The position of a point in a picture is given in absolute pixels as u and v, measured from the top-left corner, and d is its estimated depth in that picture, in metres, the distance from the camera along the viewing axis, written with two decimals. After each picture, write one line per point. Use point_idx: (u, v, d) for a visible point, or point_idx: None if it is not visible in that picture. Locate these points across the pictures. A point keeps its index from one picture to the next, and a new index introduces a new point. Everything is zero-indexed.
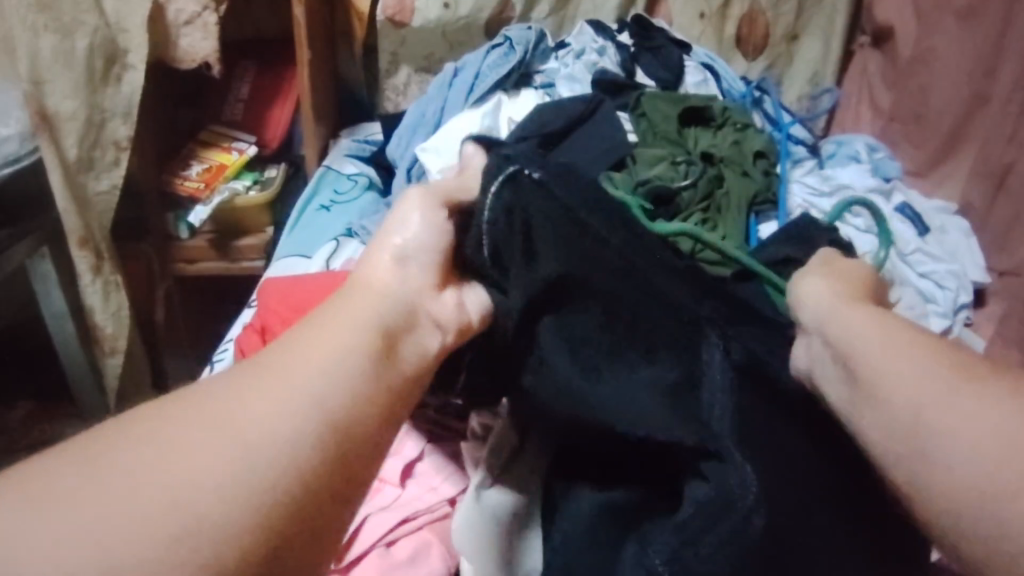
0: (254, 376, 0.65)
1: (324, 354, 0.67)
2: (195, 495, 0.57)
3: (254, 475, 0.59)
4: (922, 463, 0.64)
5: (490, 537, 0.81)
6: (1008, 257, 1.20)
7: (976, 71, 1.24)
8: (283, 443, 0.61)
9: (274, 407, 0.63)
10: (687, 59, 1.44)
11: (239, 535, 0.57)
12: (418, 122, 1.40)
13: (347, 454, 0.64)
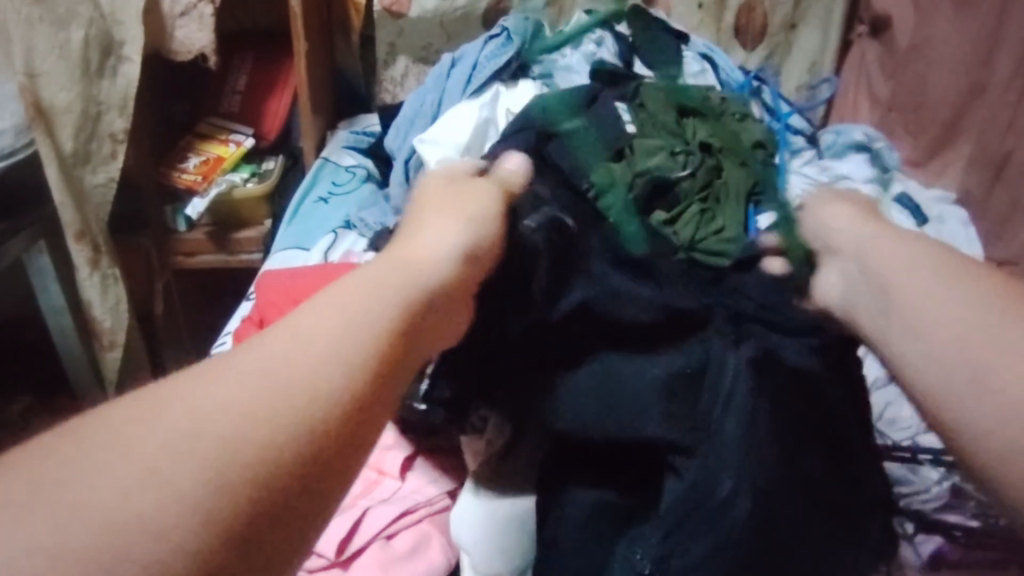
0: (248, 357, 0.52)
1: (329, 329, 0.54)
2: (223, 413, 0.48)
3: (292, 393, 0.50)
4: (952, 389, 0.59)
5: (489, 528, 0.76)
6: (1005, 246, 1.10)
7: (975, 60, 1.15)
8: (264, 430, 0.48)
9: (314, 323, 0.54)
10: (685, 49, 1.37)
11: (269, 455, 0.47)
12: (416, 112, 1.30)
13: (388, 378, 0.55)
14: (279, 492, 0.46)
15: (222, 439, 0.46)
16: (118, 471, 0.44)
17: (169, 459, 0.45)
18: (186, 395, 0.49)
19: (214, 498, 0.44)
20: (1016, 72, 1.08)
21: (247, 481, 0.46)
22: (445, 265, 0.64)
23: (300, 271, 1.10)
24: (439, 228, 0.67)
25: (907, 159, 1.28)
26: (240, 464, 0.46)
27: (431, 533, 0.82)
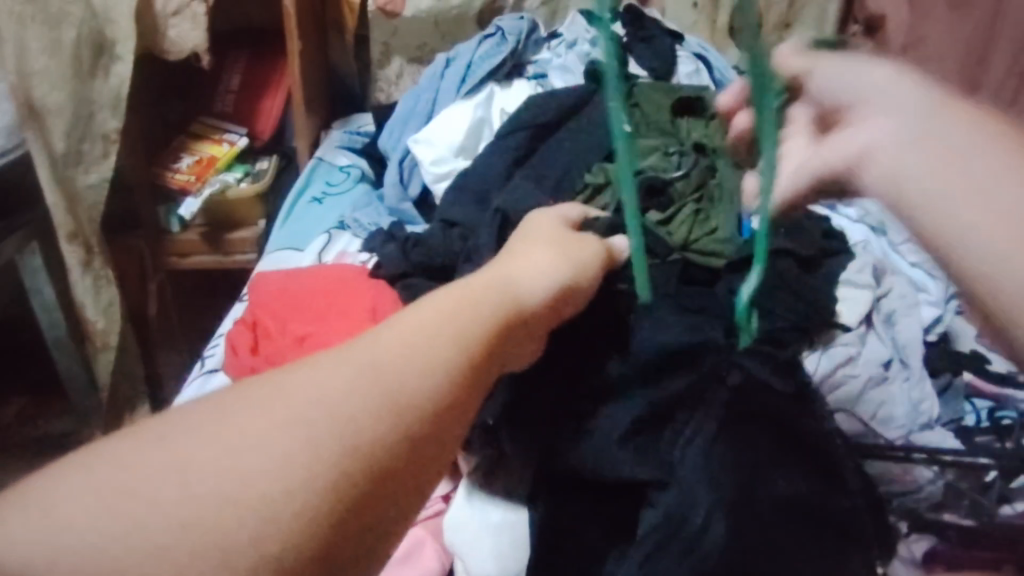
0: (332, 356, 0.51)
1: (413, 339, 0.52)
2: (321, 398, 0.47)
3: (387, 384, 0.49)
4: None
5: (477, 536, 0.76)
6: None
7: (969, 59, 1.15)
8: (344, 431, 0.46)
9: (409, 322, 0.54)
10: (679, 49, 1.37)
11: (358, 444, 0.46)
12: (410, 112, 1.29)
13: (472, 384, 0.53)
14: (364, 483, 0.45)
15: (320, 423, 0.46)
16: (216, 453, 0.44)
17: (271, 439, 0.45)
18: (291, 382, 0.48)
19: (307, 481, 0.43)
20: None
21: (337, 466, 0.44)
22: (536, 297, 0.66)
23: (295, 273, 1.09)
24: (538, 261, 0.69)
25: None
26: (334, 447, 0.45)
27: (426, 538, 0.80)
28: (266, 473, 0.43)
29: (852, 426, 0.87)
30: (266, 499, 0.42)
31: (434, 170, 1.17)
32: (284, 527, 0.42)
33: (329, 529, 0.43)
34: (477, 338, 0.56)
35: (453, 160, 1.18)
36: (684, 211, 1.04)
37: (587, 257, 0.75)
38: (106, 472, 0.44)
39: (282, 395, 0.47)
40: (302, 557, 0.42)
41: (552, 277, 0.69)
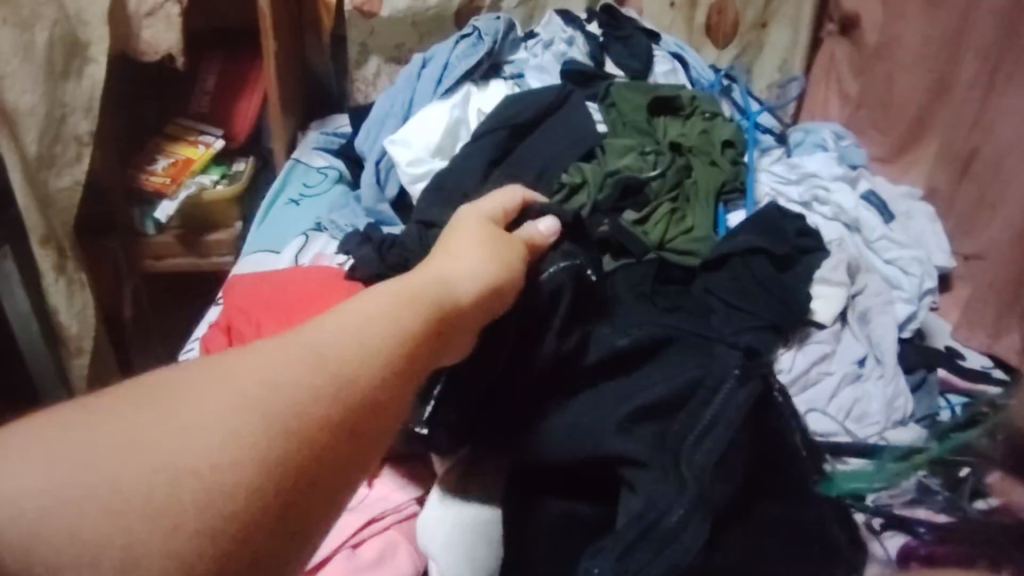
0: (274, 347, 0.54)
1: (350, 337, 0.56)
2: (270, 379, 0.52)
3: (331, 371, 0.53)
4: None
5: (456, 536, 0.73)
6: (973, 239, 1.09)
7: (942, 57, 1.16)
8: (274, 425, 0.50)
9: (358, 308, 0.58)
10: (656, 48, 1.37)
11: (301, 424, 0.51)
12: (387, 113, 1.28)
13: (412, 371, 0.58)
14: (302, 461, 0.50)
15: (267, 405, 0.50)
16: (175, 431, 0.48)
17: (224, 416, 0.49)
18: (246, 360, 0.53)
19: (252, 461, 0.48)
20: (982, 71, 1.09)
21: (281, 447, 0.49)
22: (469, 292, 0.66)
23: (270, 275, 1.09)
24: (471, 257, 0.69)
25: (875, 156, 1.29)
26: (277, 426, 0.50)
27: (398, 539, 0.80)
28: (218, 461, 0.47)
29: (825, 426, 0.88)
30: (218, 478, 0.47)
31: (414, 171, 1.16)
32: (230, 502, 0.47)
33: (265, 502, 0.48)
34: (424, 326, 0.60)
35: (430, 161, 1.17)
36: (659, 211, 1.05)
37: (513, 250, 0.73)
38: (73, 442, 0.47)
39: (238, 373, 0.52)
40: (238, 528, 0.47)
41: (500, 271, 0.70)
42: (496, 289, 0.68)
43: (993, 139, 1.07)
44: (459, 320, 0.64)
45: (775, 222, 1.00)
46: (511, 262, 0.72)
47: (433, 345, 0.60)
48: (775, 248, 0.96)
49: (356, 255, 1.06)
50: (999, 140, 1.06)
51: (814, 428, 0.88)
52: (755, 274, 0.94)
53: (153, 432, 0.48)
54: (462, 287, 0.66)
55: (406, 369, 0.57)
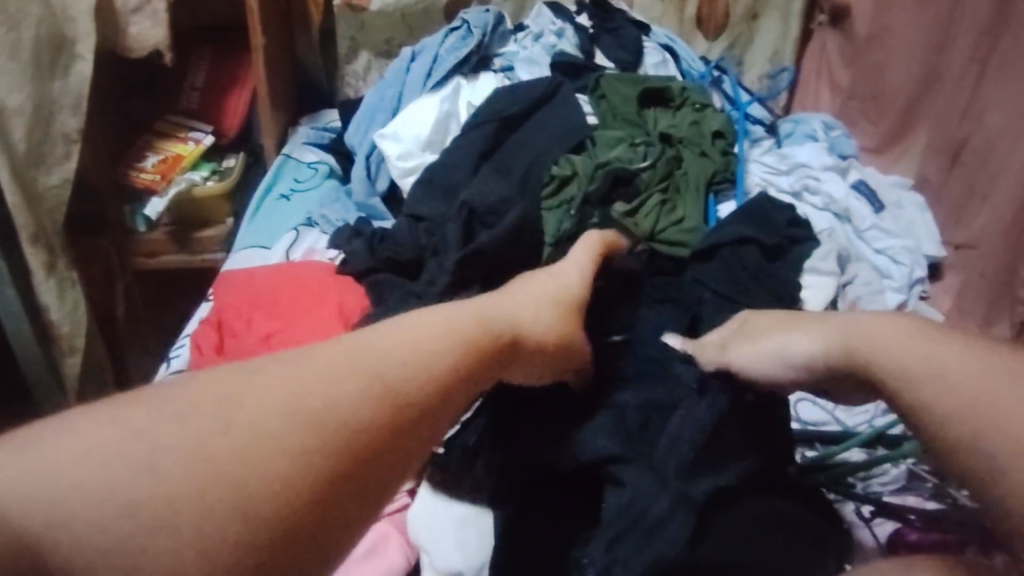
0: (326, 360, 0.54)
1: (400, 355, 0.56)
2: (322, 389, 0.52)
3: (376, 385, 0.53)
4: (912, 374, 0.60)
5: (443, 524, 0.75)
6: (964, 229, 1.09)
7: (930, 47, 1.16)
8: (318, 437, 0.49)
9: (404, 327, 0.59)
10: (646, 40, 1.37)
11: (344, 437, 0.50)
12: (376, 107, 1.28)
13: (455, 392, 0.57)
14: (339, 472, 0.49)
15: (312, 416, 0.50)
16: (216, 434, 0.48)
17: (268, 423, 0.49)
18: (301, 370, 0.53)
19: (292, 467, 0.48)
20: (972, 59, 1.08)
21: (321, 458, 0.49)
22: (524, 319, 0.67)
23: (260, 271, 1.08)
24: (529, 293, 0.70)
25: (866, 147, 1.29)
26: (319, 436, 0.49)
27: (388, 530, 0.79)
28: (252, 466, 0.47)
29: (816, 416, 0.89)
30: (258, 493, 0.46)
31: (404, 166, 1.16)
32: (260, 505, 0.46)
33: (298, 512, 0.47)
34: (469, 346, 0.60)
35: (421, 155, 1.17)
36: (650, 202, 1.04)
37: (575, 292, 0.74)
38: (110, 438, 0.47)
39: (285, 383, 0.52)
40: (264, 530, 0.46)
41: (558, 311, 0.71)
42: (557, 334, 0.69)
43: (983, 125, 1.06)
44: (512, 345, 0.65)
45: (765, 212, 1.00)
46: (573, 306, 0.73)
47: (478, 365, 0.60)
48: (764, 237, 0.96)
49: (347, 250, 1.06)
50: (989, 127, 1.05)
51: (804, 416, 0.89)
52: (744, 264, 0.94)
53: (194, 433, 0.48)
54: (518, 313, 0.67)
55: (451, 389, 0.57)
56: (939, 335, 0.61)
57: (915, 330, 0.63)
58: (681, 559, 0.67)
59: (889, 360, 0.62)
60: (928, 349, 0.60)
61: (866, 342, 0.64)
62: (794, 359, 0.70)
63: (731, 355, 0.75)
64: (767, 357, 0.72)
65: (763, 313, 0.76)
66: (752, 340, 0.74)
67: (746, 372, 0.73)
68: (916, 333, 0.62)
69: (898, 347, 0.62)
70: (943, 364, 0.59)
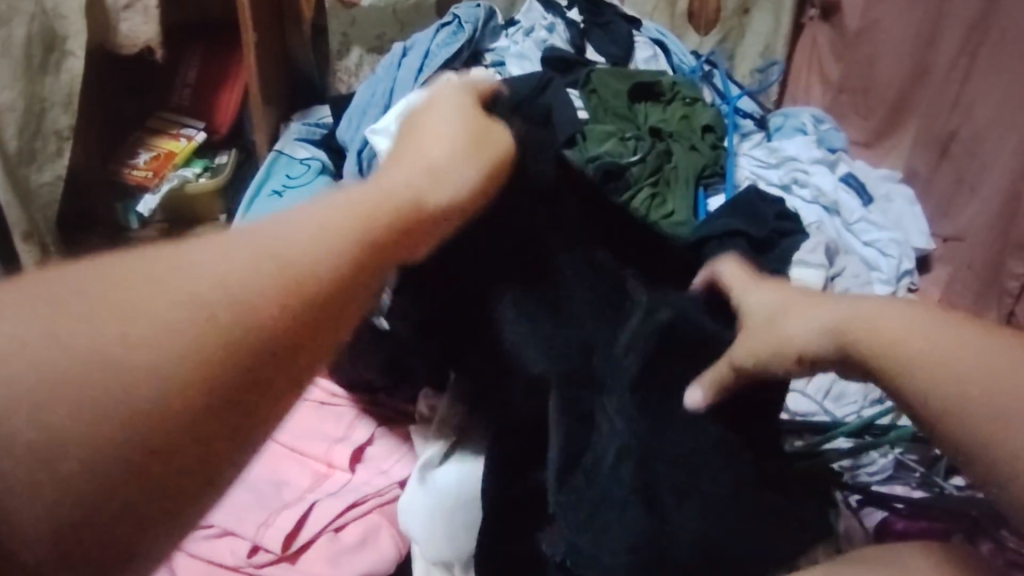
0: (211, 241, 0.46)
1: (307, 227, 0.49)
2: (208, 268, 0.43)
3: (271, 264, 0.45)
4: (918, 361, 0.55)
5: (440, 520, 0.75)
6: (952, 221, 1.10)
7: (919, 40, 1.16)
8: (213, 304, 0.42)
9: (306, 210, 0.51)
10: (637, 34, 1.37)
11: (244, 311, 0.42)
12: (368, 102, 1.28)
13: (375, 266, 0.51)
14: (254, 356, 0.42)
15: (217, 288, 0.42)
16: (82, 321, 0.39)
17: (156, 307, 0.41)
18: (174, 254, 0.44)
19: (184, 348, 0.40)
20: (960, 52, 1.08)
21: (223, 335, 0.41)
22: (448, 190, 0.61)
23: None
24: (451, 151, 0.65)
25: (856, 140, 1.29)
26: (212, 326, 0.41)
27: (377, 522, 0.80)
28: (142, 345, 0.39)
29: (804, 407, 0.89)
30: (155, 376, 0.39)
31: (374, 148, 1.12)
32: (159, 391, 0.38)
33: (231, 372, 0.41)
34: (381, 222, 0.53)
35: None
36: (639, 196, 1.05)
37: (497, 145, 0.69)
38: None
39: (139, 309, 0.40)
40: (162, 423, 0.38)
41: (480, 166, 0.66)
42: (477, 187, 0.64)
43: (972, 118, 1.06)
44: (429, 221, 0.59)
45: (755, 205, 1.00)
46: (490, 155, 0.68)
47: (398, 244, 0.54)
48: (755, 231, 0.96)
49: None
50: (977, 120, 1.05)
51: (793, 407, 0.90)
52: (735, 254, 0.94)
53: (71, 314, 0.39)
54: (435, 194, 0.60)
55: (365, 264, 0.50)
56: (949, 316, 0.57)
57: (925, 309, 0.58)
58: (671, 547, 0.67)
59: (887, 340, 0.57)
60: (935, 334, 0.56)
61: (868, 325, 0.59)
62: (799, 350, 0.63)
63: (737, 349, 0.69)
64: (774, 351, 0.65)
65: (773, 294, 0.70)
66: (757, 331, 0.68)
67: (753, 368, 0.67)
68: (922, 312, 0.57)
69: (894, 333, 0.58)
70: (956, 351, 0.54)
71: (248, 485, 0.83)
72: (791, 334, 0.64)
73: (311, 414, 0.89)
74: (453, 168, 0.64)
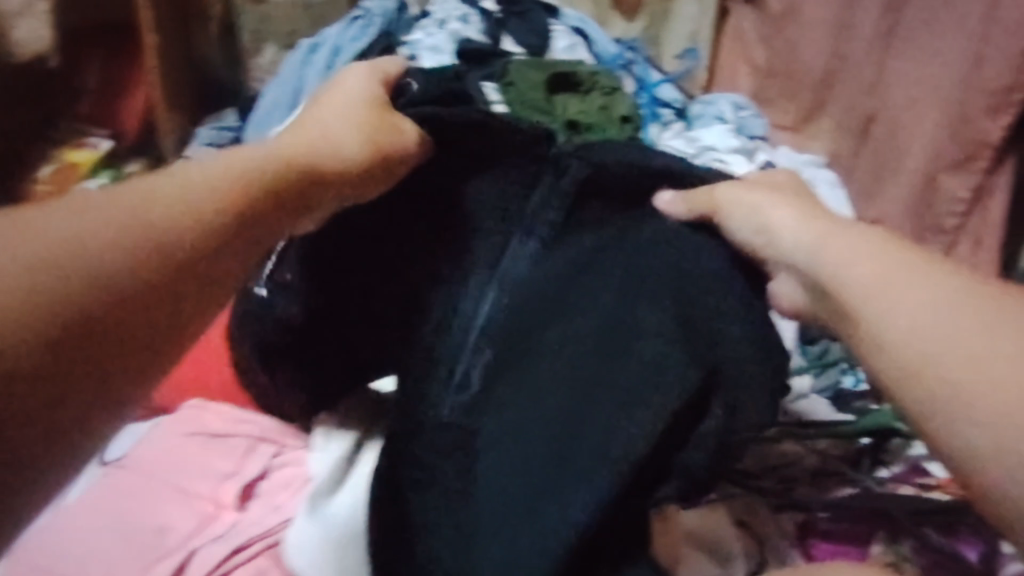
0: (96, 192, 0.45)
1: (182, 184, 0.47)
2: (93, 214, 0.43)
3: (153, 212, 0.45)
4: (880, 298, 0.54)
5: (331, 555, 0.66)
6: (876, 204, 1.08)
7: (837, 22, 1.14)
8: (87, 253, 0.41)
9: (204, 159, 0.51)
10: (554, 23, 1.33)
11: (118, 266, 0.42)
12: (274, 104, 1.23)
13: (256, 233, 0.49)
14: (95, 319, 0.40)
15: (95, 235, 0.42)
16: None
17: (16, 255, 0.39)
18: (58, 204, 0.43)
19: (41, 294, 0.38)
20: (878, 33, 1.06)
21: (92, 285, 0.40)
22: (340, 155, 0.58)
23: None
24: (345, 119, 0.61)
25: (779, 124, 1.27)
26: (82, 256, 0.41)
27: (268, 568, 0.68)
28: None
29: None
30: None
31: None
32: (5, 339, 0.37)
33: (97, 330, 0.40)
34: (274, 179, 0.52)
35: None
36: None
37: (398, 124, 0.64)
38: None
39: (90, 206, 0.44)
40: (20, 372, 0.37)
41: (380, 132, 0.62)
42: (379, 149, 0.61)
43: (889, 102, 1.04)
44: (323, 188, 0.57)
45: None
46: (395, 128, 0.63)
47: (288, 206, 0.53)
48: None
49: None
50: (894, 103, 1.03)
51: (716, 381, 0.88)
52: None
53: None
54: (327, 150, 0.58)
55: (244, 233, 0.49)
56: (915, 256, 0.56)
57: (889, 245, 0.57)
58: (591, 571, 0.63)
59: (873, 283, 0.55)
60: (910, 275, 0.54)
61: (840, 267, 0.57)
62: (742, 228, 0.65)
63: (716, 199, 0.67)
64: (743, 215, 0.65)
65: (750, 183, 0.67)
66: (734, 185, 0.67)
67: (723, 220, 0.66)
68: (882, 249, 0.57)
69: (880, 277, 0.55)
70: (921, 308, 0.52)
71: (118, 527, 0.69)
72: (780, 224, 0.63)
73: (196, 442, 0.76)
74: (340, 127, 0.60)
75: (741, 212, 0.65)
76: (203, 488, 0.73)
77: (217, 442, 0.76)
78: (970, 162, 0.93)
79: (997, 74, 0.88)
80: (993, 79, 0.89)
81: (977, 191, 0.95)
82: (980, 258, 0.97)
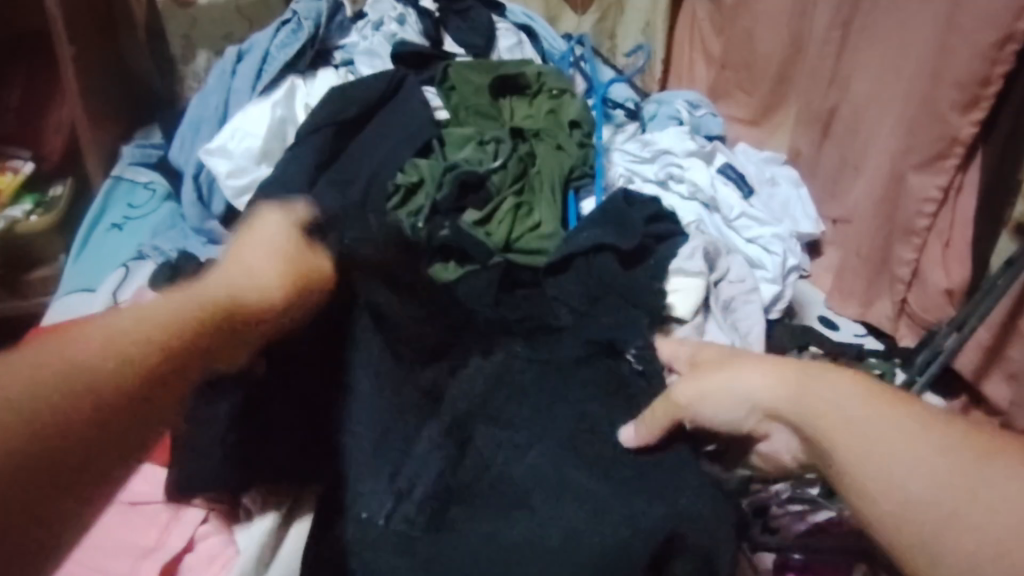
0: (23, 353, 0.46)
1: (105, 340, 0.48)
2: (31, 375, 0.44)
3: (75, 375, 0.45)
4: (875, 468, 0.55)
5: None
6: (840, 203, 1.03)
7: (795, 12, 1.08)
8: (20, 413, 0.42)
9: (123, 311, 0.51)
10: (498, 20, 1.26)
11: (38, 431, 0.42)
12: (201, 118, 1.16)
13: (177, 383, 0.50)
14: (72, 440, 0.43)
15: (40, 387, 0.43)
16: None
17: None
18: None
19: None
20: (836, 24, 1.01)
21: (31, 436, 0.41)
22: (263, 284, 0.58)
23: None
24: (260, 246, 0.60)
25: (737, 118, 1.21)
26: (11, 434, 0.41)
27: None
28: None
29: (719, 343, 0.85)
30: None
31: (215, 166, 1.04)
32: None
33: (34, 476, 0.41)
34: (193, 323, 0.52)
35: (255, 168, 1.04)
36: (503, 208, 0.96)
37: (303, 246, 0.63)
38: None
39: (13, 368, 0.44)
40: None
41: (295, 260, 0.61)
42: (299, 276, 0.61)
43: (850, 94, 0.99)
44: (246, 319, 0.56)
45: (620, 212, 0.90)
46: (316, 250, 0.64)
47: (205, 350, 0.53)
48: (614, 241, 0.85)
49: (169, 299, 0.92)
50: (855, 96, 0.98)
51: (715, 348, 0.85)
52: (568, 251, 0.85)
53: None
54: (247, 284, 0.57)
55: (178, 369, 0.50)
56: (889, 396, 0.58)
57: (813, 383, 0.60)
58: None
59: (830, 434, 0.58)
60: (889, 423, 0.56)
61: (820, 403, 0.59)
62: (719, 410, 0.65)
63: (672, 410, 0.67)
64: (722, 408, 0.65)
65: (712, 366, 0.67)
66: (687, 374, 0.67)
67: (693, 414, 0.66)
68: (864, 393, 0.58)
69: (862, 424, 0.57)
70: (869, 441, 0.56)
71: None
72: (743, 390, 0.64)
73: (118, 523, 0.79)
74: (263, 256, 0.60)
75: (707, 398, 0.65)
76: (123, 567, 0.75)
77: (135, 513, 0.79)
78: (940, 160, 0.88)
79: (967, 68, 0.82)
80: (963, 73, 0.83)
81: (947, 189, 0.89)
82: (949, 262, 0.92)
